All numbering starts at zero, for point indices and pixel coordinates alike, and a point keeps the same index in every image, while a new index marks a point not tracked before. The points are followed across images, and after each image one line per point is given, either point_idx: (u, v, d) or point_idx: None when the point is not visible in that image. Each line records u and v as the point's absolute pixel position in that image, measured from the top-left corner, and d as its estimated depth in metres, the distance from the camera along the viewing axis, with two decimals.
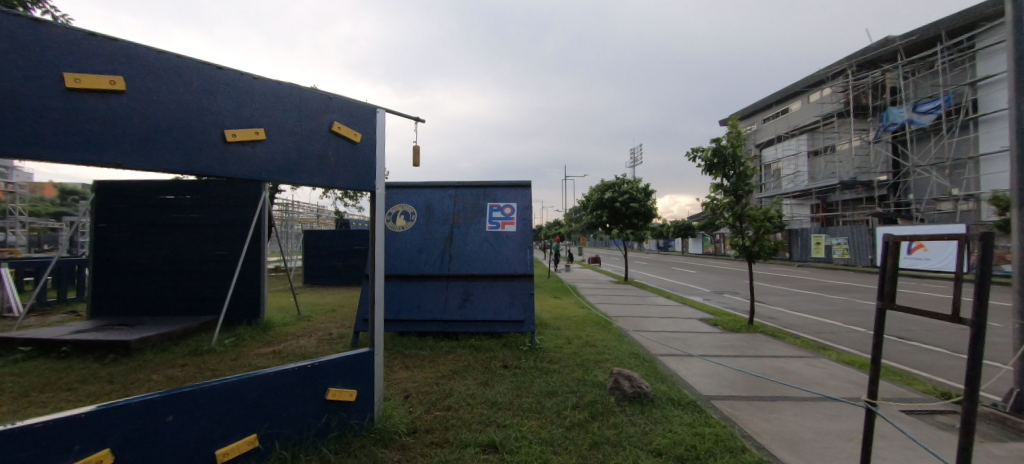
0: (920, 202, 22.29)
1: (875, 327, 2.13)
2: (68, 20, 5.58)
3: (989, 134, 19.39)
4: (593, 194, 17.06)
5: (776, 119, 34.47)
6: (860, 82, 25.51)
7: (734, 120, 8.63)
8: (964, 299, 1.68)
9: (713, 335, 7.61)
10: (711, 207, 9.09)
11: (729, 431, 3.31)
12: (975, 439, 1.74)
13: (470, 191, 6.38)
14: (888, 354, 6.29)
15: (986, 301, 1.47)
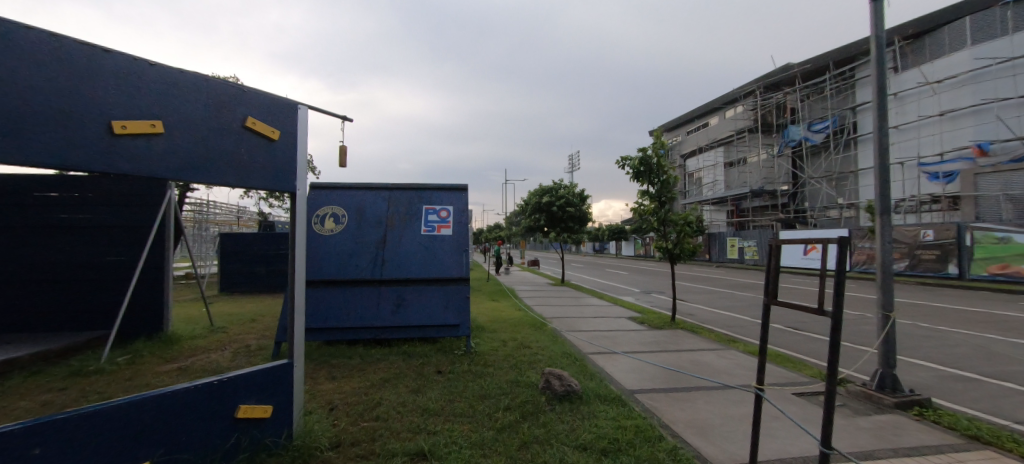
0: (814, 209, 25.45)
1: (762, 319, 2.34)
2: None
3: (865, 152, 22.71)
4: (530, 198, 17.37)
5: (697, 132, 37.57)
6: (766, 102, 28.60)
7: (659, 131, 9.28)
8: (827, 292, 1.93)
9: (639, 333, 8.07)
10: (638, 212, 9.66)
11: (649, 423, 3.53)
12: (834, 421, 1.92)
13: (405, 193, 6.20)
14: (785, 344, 7.10)
15: (840, 296, 1.69)
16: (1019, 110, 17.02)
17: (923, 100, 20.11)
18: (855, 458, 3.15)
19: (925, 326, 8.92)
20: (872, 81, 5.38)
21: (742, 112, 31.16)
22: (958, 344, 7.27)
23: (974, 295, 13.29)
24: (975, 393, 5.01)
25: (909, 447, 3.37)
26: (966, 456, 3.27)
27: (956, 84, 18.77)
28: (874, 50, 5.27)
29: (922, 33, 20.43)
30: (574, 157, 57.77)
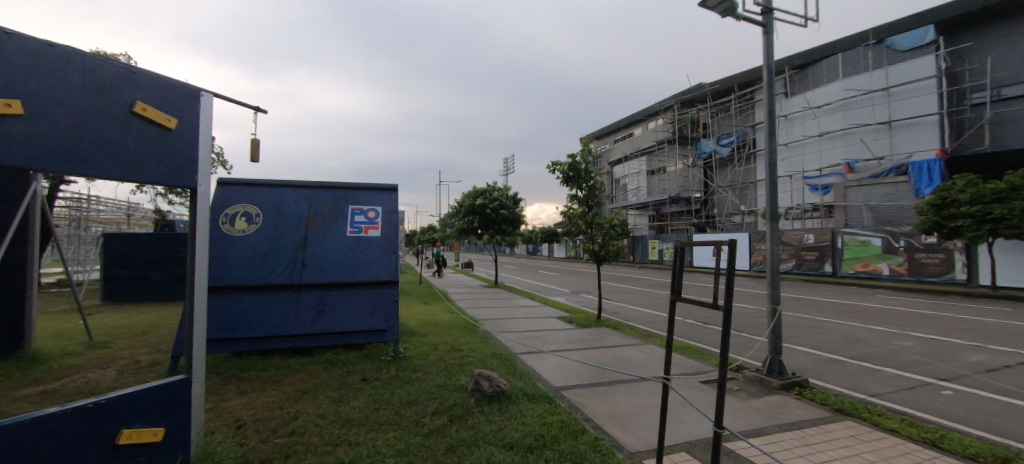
0: (722, 215, 28.25)
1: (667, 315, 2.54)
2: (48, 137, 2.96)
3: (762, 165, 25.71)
4: (464, 200, 17.24)
5: (622, 141, 39.91)
6: (683, 116, 31.22)
7: (587, 138, 9.74)
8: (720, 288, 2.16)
9: (567, 332, 8.36)
10: (567, 216, 10.02)
11: (573, 417, 3.68)
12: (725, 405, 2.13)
13: (329, 192, 5.83)
14: (695, 337, 7.79)
15: (730, 295, 1.89)
16: (876, 135, 20.33)
17: (807, 123, 23.28)
18: (748, 435, 3.55)
19: (805, 317, 10.31)
20: (765, 103, 6.11)
21: (662, 125, 33.71)
22: (830, 332, 8.49)
23: (843, 290, 15.62)
24: (840, 373, 5.90)
25: (790, 423, 3.88)
26: (832, 426, 3.84)
27: (831, 110, 21.97)
28: (766, 76, 5.98)
29: (806, 64, 23.63)
30: (508, 160, 58.44)
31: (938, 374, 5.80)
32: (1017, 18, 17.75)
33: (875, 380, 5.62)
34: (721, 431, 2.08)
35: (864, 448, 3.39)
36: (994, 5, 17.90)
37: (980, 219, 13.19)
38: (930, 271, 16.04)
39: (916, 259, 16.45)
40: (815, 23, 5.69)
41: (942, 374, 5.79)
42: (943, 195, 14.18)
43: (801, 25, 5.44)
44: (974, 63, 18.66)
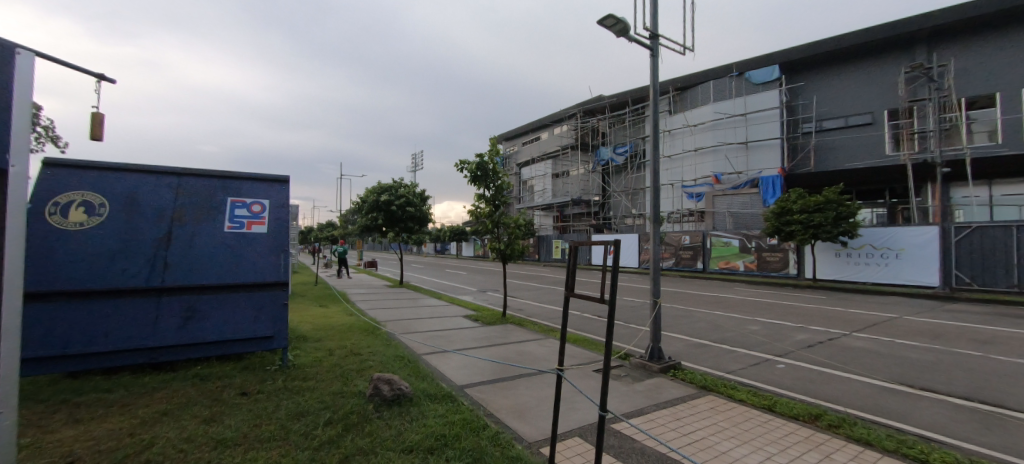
0: (617, 217, 30.87)
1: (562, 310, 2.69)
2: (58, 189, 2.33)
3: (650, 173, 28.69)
4: (367, 196, 16.30)
5: (530, 144, 41.32)
6: (585, 124, 33.41)
7: (496, 139, 9.92)
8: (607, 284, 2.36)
9: (473, 330, 8.41)
10: (474, 215, 10.07)
11: (476, 414, 3.73)
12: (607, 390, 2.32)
13: (202, 181, 5.04)
14: (590, 329, 8.41)
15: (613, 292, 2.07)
16: (737, 152, 23.99)
17: (685, 138, 26.55)
18: (631, 416, 3.95)
19: (681, 307, 11.78)
20: (652, 119, 6.81)
21: (566, 131, 35.67)
22: (698, 321, 9.83)
23: (711, 283, 18.11)
24: (705, 355, 6.86)
25: (665, 401, 4.40)
26: (697, 401, 4.45)
27: (704, 129, 25.36)
28: (652, 94, 6.67)
29: (686, 87, 26.92)
30: (415, 157, 56.65)
31: (775, 351, 7.07)
32: (833, 67, 22.35)
33: (730, 359, 6.65)
34: (604, 414, 2.27)
35: (720, 418, 3.99)
36: (819, 55, 22.28)
37: (808, 226, 16.35)
38: (773, 267, 19.47)
39: (763, 257, 19.84)
40: (692, 51, 6.49)
41: (778, 351, 7.07)
42: (782, 205, 17.28)
43: (681, 53, 6.14)
44: (805, 100, 23.18)
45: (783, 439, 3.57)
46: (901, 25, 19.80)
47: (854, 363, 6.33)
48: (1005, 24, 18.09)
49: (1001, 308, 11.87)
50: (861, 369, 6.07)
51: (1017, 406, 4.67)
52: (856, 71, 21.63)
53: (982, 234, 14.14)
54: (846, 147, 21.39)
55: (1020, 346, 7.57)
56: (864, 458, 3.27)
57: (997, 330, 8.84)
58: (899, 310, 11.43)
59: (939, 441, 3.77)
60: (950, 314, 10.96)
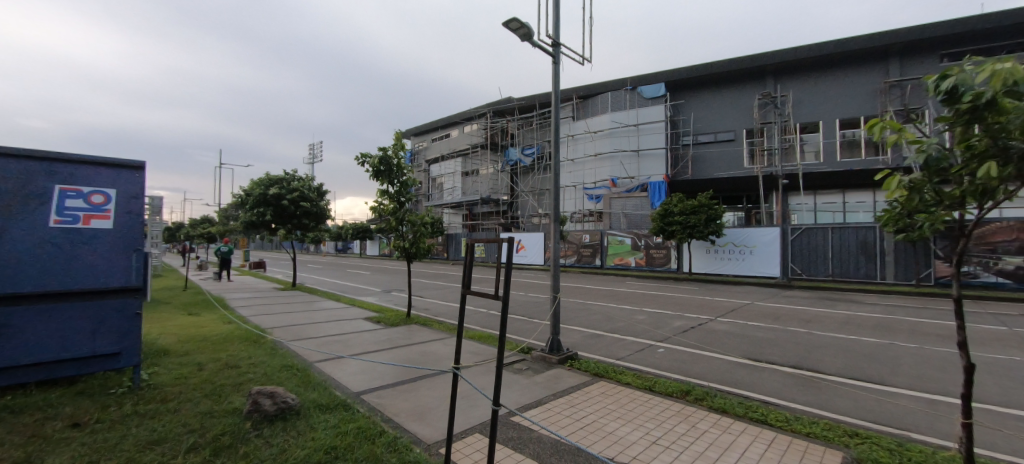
0: (524, 216, 31.87)
1: (460, 307, 2.67)
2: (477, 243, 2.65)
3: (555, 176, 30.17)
4: (252, 188, 14.51)
5: (439, 141, 40.58)
6: (494, 125, 33.82)
7: (401, 133, 9.51)
8: (501, 280, 2.40)
9: (374, 332, 8.00)
10: (377, 211, 9.58)
11: (372, 421, 3.54)
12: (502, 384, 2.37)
13: (13, 164, 3.88)
14: (495, 326, 8.56)
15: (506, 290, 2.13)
16: (630, 159, 26.36)
17: (587, 144, 28.40)
18: (530, 407, 4.10)
19: (580, 301, 12.58)
20: (555, 122, 7.15)
21: (476, 130, 35.80)
22: (594, 313, 10.62)
23: (607, 278, 19.64)
24: (599, 345, 7.43)
25: (562, 391, 4.65)
26: (590, 387, 4.79)
27: (603, 136, 27.42)
28: (553, 99, 7.00)
29: (588, 95, 28.75)
30: (313, 148, 51.93)
31: (657, 337, 7.93)
32: (706, 89, 25.77)
33: (621, 346, 7.29)
34: (498, 408, 2.32)
35: (609, 401, 4.34)
36: (696, 77, 25.46)
37: (687, 227, 18.62)
38: (658, 262, 21.82)
39: (651, 254, 22.11)
40: (590, 62, 6.95)
41: (659, 337, 7.94)
42: (666, 208, 19.41)
43: (580, 62, 6.54)
44: (685, 116, 26.34)
45: (660, 415, 4.01)
46: (756, 59, 23.59)
47: (717, 344, 7.37)
48: (826, 67, 22.63)
49: (822, 293, 14.81)
50: (721, 348, 7.08)
51: (827, 370, 5.88)
52: (724, 95, 25.21)
53: (806, 235, 17.77)
54: (716, 159, 24.85)
55: (832, 323, 9.55)
56: (722, 424, 3.82)
57: (817, 311, 11.02)
58: (752, 298, 13.60)
59: (776, 404, 4.56)
60: (787, 299, 13.37)
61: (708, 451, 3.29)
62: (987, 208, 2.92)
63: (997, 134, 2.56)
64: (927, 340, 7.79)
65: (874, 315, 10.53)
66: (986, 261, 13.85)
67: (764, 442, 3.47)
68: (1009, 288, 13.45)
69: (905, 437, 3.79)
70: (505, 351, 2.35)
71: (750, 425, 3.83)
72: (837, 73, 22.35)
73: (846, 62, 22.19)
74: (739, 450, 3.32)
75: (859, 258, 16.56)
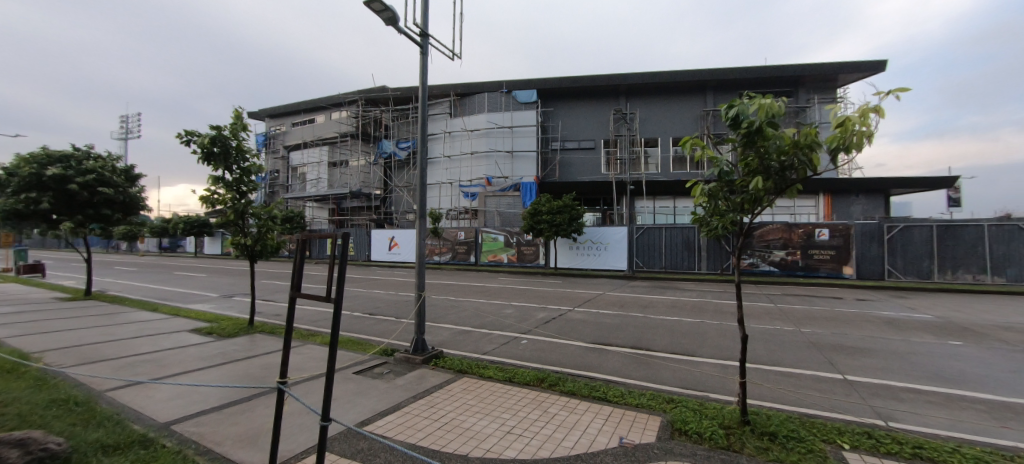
0: (398, 212, 30.60)
1: (289, 313, 2.43)
2: (307, 240, 2.57)
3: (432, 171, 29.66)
4: (18, 167, 10.83)
5: (299, 126, 36.17)
6: (366, 114, 31.63)
7: (241, 112, 8.09)
8: (334, 280, 2.23)
9: (203, 347, 6.67)
10: (208, 202, 7.94)
11: (181, 456, 2.92)
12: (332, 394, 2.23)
13: None
14: (357, 329, 7.97)
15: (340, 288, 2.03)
16: (504, 159, 27.38)
17: (463, 141, 28.49)
18: (386, 412, 3.88)
19: (452, 298, 12.59)
20: (424, 115, 6.93)
21: (345, 117, 32.98)
22: (465, 309, 10.73)
23: (481, 275, 20.06)
24: (466, 340, 7.50)
25: (422, 391, 4.52)
26: (451, 385, 4.77)
27: (479, 135, 27.88)
28: (422, 92, 6.77)
29: (465, 93, 28.87)
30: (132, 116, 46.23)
31: (521, 330, 8.36)
32: (572, 100, 28.25)
33: (487, 341, 7.46)
34: (327, 423, 2.18)
35: (470, 397, 4.38)
36: (564, 88, 27.66)
37: (553, 225, 20.14)
38: (528, 258, 23.14)
39: (521, 250, 23.29)
40: (460, 58, 6.90)
41: (523, 330, 8.39)
42: (535, 207, 20.66)
43: (450, 58, 6.44)
44: (553, 122, 28.42)
45: (516, 404, 4.19)
46: (612, 78, 26.64)
47: (571, 333, 8.07)
48: (664, 93, 26.88)
49: (657, 282, 17.54)
50: (576, 336, 7.81)
51: (656, 348, 6.92)
52: (586, 107, 27.99)
53: (647, 234, 20.68)
54: (579, 165, 27.54)
55: (662, 307, 11.38)
56: (569, 405, 4.17)
57: (653, 298, 12.99)
58: (605, 288, 15.38)
59: (616, 381, 5.17)
60: (631, 289, 15.46)
61: (555, 432, 3.55)
62: (757, 213, 3.70)
63: (762, 155, 3.32)
64: (725, 317, 9.82)
65: (691, 298, 12.92)
66: (763, 254, 18.10)
67: (603, 416, 3.90)
68: (775, 274, 17.90)
69: (706, 397, 4.65)
70: (337, 357, 2.23)
71: (593, 403, 4.25)
72: (671, 99, 26.75)
73: (677, 90, 26.66)
74: (582, 428, 3.66)
75: (684, 253, 20.05)
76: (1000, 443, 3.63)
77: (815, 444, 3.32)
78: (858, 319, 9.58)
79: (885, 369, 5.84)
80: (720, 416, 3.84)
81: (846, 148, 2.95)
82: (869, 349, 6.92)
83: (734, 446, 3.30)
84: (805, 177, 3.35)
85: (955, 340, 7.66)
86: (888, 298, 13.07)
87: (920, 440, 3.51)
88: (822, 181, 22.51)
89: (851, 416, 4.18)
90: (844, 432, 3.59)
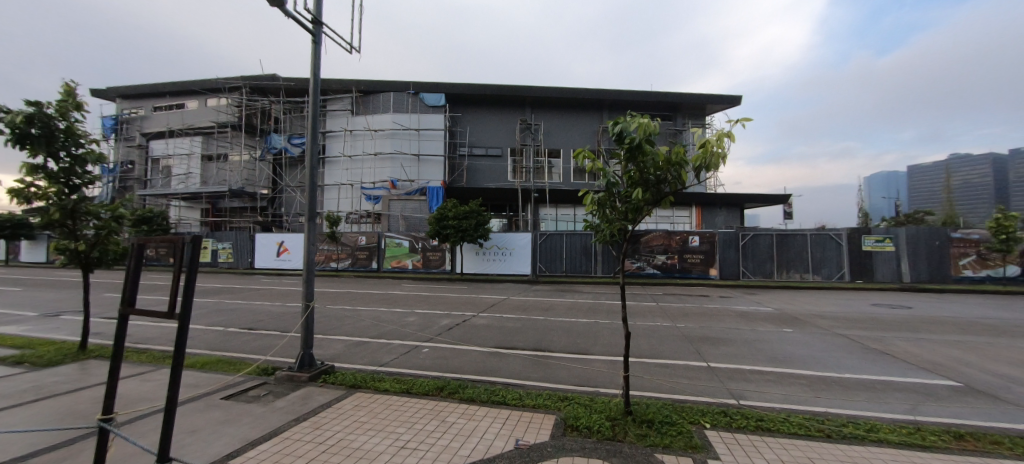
0: (288, 214, 27.73)
1: (115, 345, 2.18)
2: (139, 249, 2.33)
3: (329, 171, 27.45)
4: None
5: (163, 111, 30.82)
6: (252, 103, 28.15)
7: (72, 87, 6.56)
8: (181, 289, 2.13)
9: (7, 381, 5.21)
10: (19, 197, 6.23)
11: None
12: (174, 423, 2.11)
13: None
14: (231, 346, 6.97)
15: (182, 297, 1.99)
16: (410, 163, 26.60)
17: (365, 141, 26.93)
18: (260, 441, 3.43)
19: (349, 308, 11.73)
20: (316, 112, 6.39)
21: (224, 105, 28.99)
22: (362, 319, 10.05)
23: (383, 282, 19.10)
24: (361, 353, 7.02)
25: (307, 412, 4.10)
26: (342, 402, 4.39)
27: (383, 136, 26.67)
28: (314, 85, 6.21)
29: (368, 91, 27.33)
30: None
31: (423, 338, 8.10)
32: (479, 108, 28.59)
33: (385, 351, 7.07)
34: None
35: (361, 414, 4.08)
36: (472, 95, 27.82)
37: (459, 230, 20.03)
38: (433, 264, 22.64)
39: (427, 256, 22.71)
40: (357, 52, 6.48)
41: (424, 338, 8.14)
42: (441, 212, 20.37)
43: (347, 51, 6.01)
44: (462, 128, 28.40)
45: (412, 417, 4.03)
46: (519, 90, 27.63)
47: (474, 338, 8.04)
48: (566, 108, 28.68)
49: (559, 286, 18.42)
50: (478, 341, 7.81)
51: (554, 349, 7.22)
52: (494, 115, 28.53)
53: (550, 240, 21.66)
54: (486, 172, 27.94)
55: (561, 309, 11.97)
56: (468, 413, 4.12)
57: (553, 301, 13.61)
58: (509, 293, 15.72)
59: (516, 384, 5.26)
60: (534, 292, 16.04)
61: (451, 442, 3.48)
62: (640, 221, 4.09)
63: (642, 169, 3.67)
64: (616, 317, 10.69)
65: (588, 300, 13.82)
66: (648, 259, 20.09)
67: (500, 421, 3.93)
68: (658, 276, 20.02)
69: (596, 392, 4.98)
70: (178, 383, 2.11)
71: (492, 408, 4.26)
72: (572, 115, 28.63)
73: (577, 106, 28.62)
74: (479, 434, 3.64)
75: (582, 258, 21.44)
76: (816, 410, 4.49)
77: (684, 427, 3.74)
78: (720, 314, 11.19)
79: (739, 356, 6.86)
80: (606, 409, 4.13)
81: (706, 167, 3.42)
82: (729, 340, 8.06)
83: (619, 436, 3.57)
84: (675, 190, 3.80)
85: (787, 328, 9.35)
86: (742, 295, 15.48)
87: (761, 414, 4.16)
88: (695, 195, 25.90)
89: (713, 398, 4.82)
90: (706, 413, 4.12)
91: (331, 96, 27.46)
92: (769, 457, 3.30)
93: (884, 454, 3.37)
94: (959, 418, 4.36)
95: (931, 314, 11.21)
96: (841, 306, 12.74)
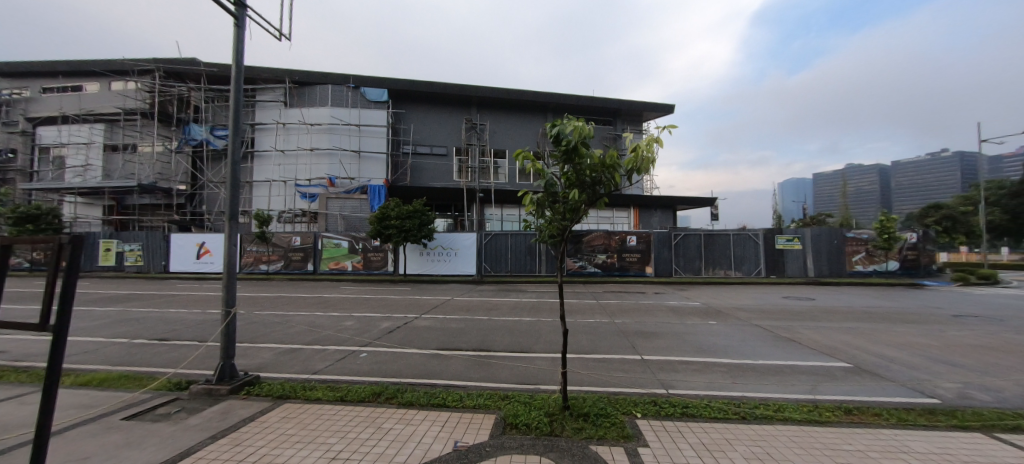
0: (211, 213, 25.33)
1: None
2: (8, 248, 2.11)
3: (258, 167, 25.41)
4: None
5: (54, 94, 26.89)
6: (166, 89, 25.37)
7: None
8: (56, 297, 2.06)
9: None
10: None
11: None
12: (47, 446, 2.17)
13: None
14: (137, 359, 6.23)
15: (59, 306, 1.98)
16: (350, 160, 25.39)
17: (300, 136, 25.34)
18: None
19: (280, 313, 10.93)
20: (238, 102, 5.89)
21: (133, 90, 25.88)
22: (295, 324, 9.45)
23: (319, 285, 18.10)
24: (291, 360, 6.58)
25: (225, 428, 3.77)
26: (267, 415, 4.08)
27: (320, 130, 25.27)
28: (236, 73, 5.73)
29: (303, 82, 25.71)
30: None
31: (360, 343, 7.76)
32: (423, 105, 27.96)
33: (319, 358, 6.70)
34: None
35: (289, 426, 3.83)
36: (416, 92, 27.15)
37: (402, 231, 19.44)
38: (375, 265, 21.79)
39: (368, 256, 21.80)
40: (287, 40, 6.03)
41: (362, 342, 7.81)
42: (383, 211, 19.67)
43: (274, 37, 5.61)
44: (405, 125, 27.56)
45: (345, 425, 3.84)
46: (464, 89, 27.42)
47: (415, 341, 7.85)
48: (511, 109, 28.93)
49: (504, 286, 18.53)
50: (420, 344, 7.64)
51: (497, 349, 7.25)
52: (439, 113, 28.07)
53: (495, 240, 21.74)
54: (430, 171, 27.41)
55: (504, 309, 12.06)
56: (405, 418, 4.00)
57: (497, 301, 13.65)
58: (453, 293, 15.55)
59: (457, 386, 5.21)
60: (479, 293, 15.99)
61: (386, 448, 3.37)
62: (578, 221, 4.20)
63: (578, 171, 3.80)
64: (558, 315, 10.96)
65: (532, 300, 14.03)
66: (590, 258, 20.81)
67: (439, 423, 3.87)
68: (599, 275, 20.81)
69: (536, 390, 5.07)
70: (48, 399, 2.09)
71: (431, 411, 4.18)
72: (517, 116, 28.93)
73: (522, 108, 29.01)
74: (417, 438, 3.56)
75: (527, 257, 21.71)
76: (734, 395, 4.90)
77: (617, 418, 3.92)
78: (653, 309, 11.86)
79: (670, 348, 7.30)
80: (545, 405, 4.21)
81: (637, 169, 3.60)
82: (661, 333, 8.56)
83: (556, 431, 3.66)
84: (610, 192, 3.97)
85: (712, 320, 10.13)
86: (674, 291, 16.51)
87: (688, 402, 4.45)
88: (632, 197, 27.23)
89: (646, 389, 5.09)
90: (638, 403, 4.34)
91: (261, 85, 25.48)
92: (692, 441, 3.54)
93: (789, 431, 3.75)
94: (849, 395, 4.96)
95: (830, 305, 12.67)
96: (757, 299, 14.03)
